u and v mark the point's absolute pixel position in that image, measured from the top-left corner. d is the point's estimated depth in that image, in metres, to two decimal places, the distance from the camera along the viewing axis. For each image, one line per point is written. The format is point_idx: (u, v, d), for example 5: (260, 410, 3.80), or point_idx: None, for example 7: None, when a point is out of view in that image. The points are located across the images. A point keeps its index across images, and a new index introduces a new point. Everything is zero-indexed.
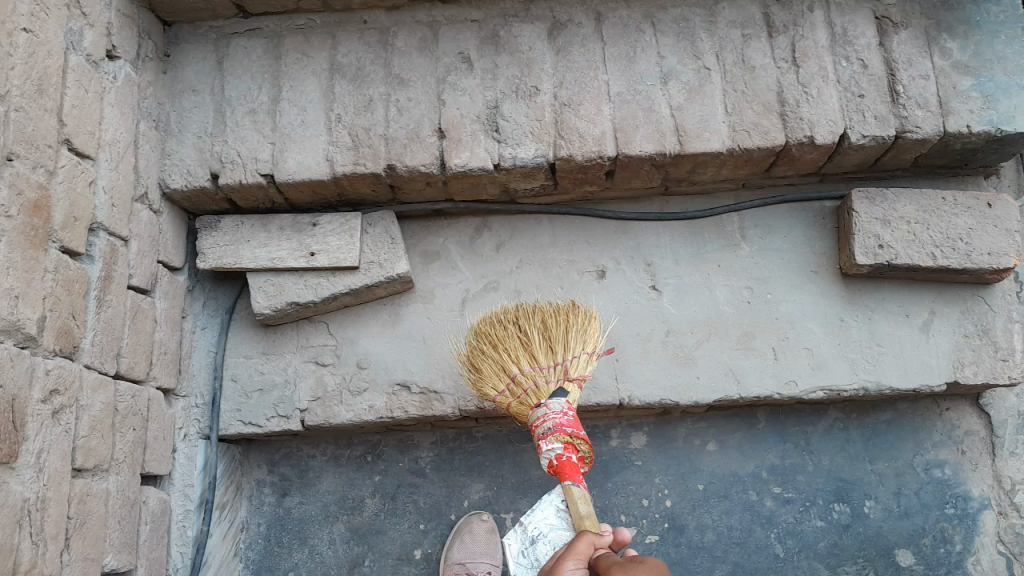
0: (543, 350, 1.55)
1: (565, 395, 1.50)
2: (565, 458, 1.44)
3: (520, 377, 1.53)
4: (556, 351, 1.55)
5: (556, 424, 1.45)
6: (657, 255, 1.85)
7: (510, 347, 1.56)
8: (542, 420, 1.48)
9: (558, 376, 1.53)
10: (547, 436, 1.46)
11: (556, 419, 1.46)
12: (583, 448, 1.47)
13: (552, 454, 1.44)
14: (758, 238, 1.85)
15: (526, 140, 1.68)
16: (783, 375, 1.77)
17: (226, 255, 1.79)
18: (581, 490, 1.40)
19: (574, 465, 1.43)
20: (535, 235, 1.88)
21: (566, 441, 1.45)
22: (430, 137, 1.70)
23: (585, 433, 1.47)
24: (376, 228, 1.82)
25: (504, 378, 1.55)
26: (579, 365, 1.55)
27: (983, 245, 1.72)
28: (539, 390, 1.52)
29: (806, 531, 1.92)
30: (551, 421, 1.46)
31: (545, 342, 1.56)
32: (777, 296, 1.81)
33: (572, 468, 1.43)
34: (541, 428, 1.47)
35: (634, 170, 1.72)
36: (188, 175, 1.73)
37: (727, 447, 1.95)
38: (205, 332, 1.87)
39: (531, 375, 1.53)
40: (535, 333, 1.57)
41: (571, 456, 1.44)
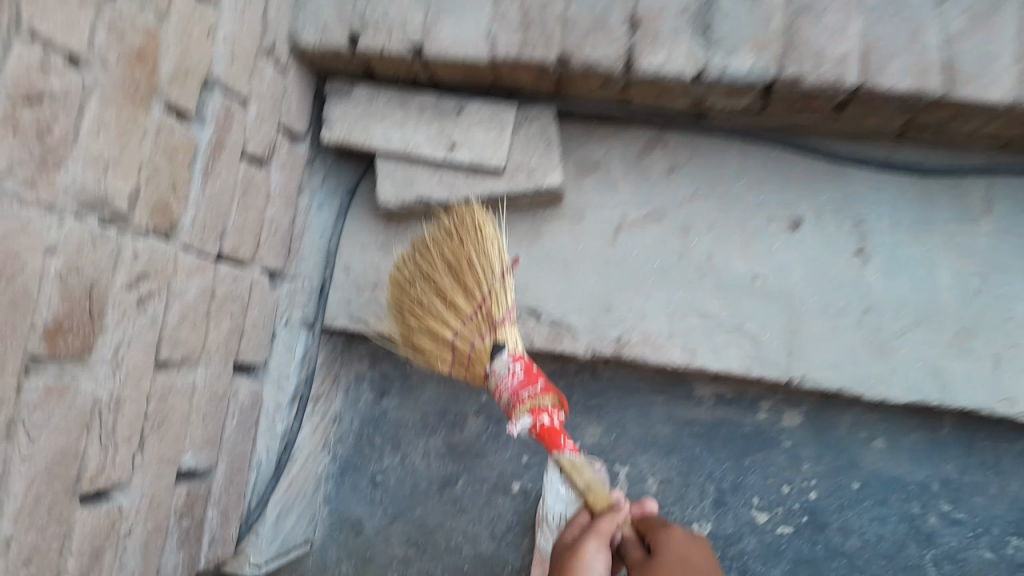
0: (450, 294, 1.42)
1: (504, 348, 1.35)
2: (540, 425, 1.29)
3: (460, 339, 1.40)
4: (462, 293, 1.41)
5: (510, 394, 1.32)
6: (872, 214, 1.50)
7: (434, 298, 1.44)
8: (500, 391, 1.34)
9: (488, 326, 1.38)
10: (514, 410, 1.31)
11: (508, 384, 1.32)
12: (548, 402, 1.31)
13: (524, 427, 1.30)
14: (1007, 213, 1.46)
15: (745, 46, 1.31)
16: (1003, 388, 1.42)
17: (357, 130, 1.56)
18: (569, 455, 1.28)
19: (555, 426, 1.29)
20: (719, 164, 1.56)
21: (530, 408, 1.30)
22: (618, 26, 1.36)
23: (541, 385, 1.32)
24: (531, 127, 1.52)
25: (446, 348, 1.43)
26: (497, 301, 1.38)
27: None
28: (486, 346, 1.37)
29: (970, 560, 1.60)
30: (505, 390, 1.33)
31: (456, 282, 1.42)
32: (1018, 292, 1.44)
33: (554, 434, 1.29)
34: (506, 403, 1.34)
35: (871, 108, 1.36)
36: (323, 32, 1.49)
37: (897, 448, 1.64)
38: (321, 212, 1.69)
39: (466, 334, 1.40)
40: (444, 281, 1.43)
41: (547, 418, 1.29)
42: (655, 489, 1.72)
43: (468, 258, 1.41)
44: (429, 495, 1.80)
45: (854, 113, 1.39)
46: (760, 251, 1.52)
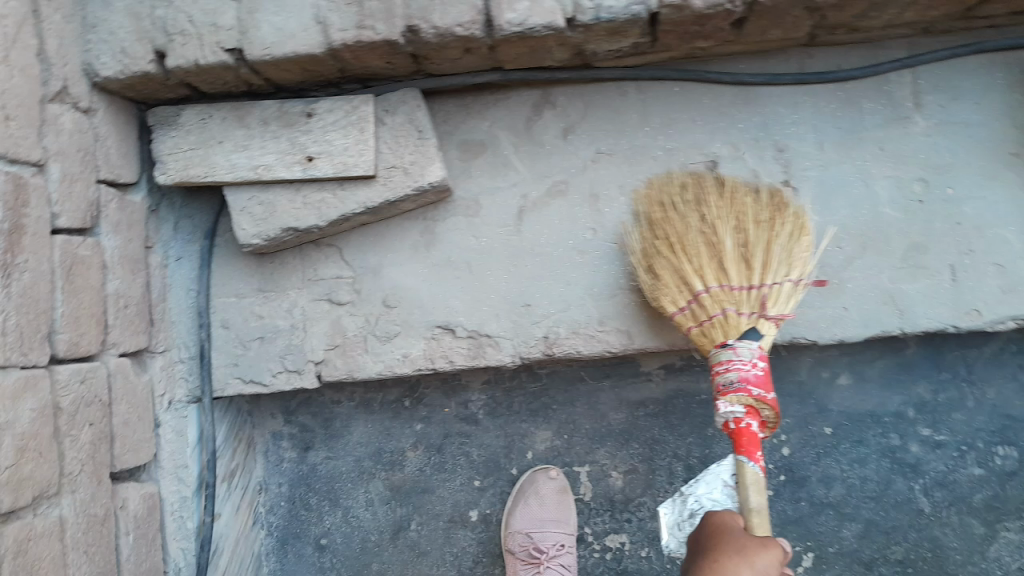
0: (649, 236, 1.31)
1: (756, 337, 1.21)
2: (743, 426, 1.17)
3: (707, 296, 1.24)
4: (751, 273, 1.24)
5: (741, 380, 1.17)
6: (794, 137, 1.32)
7: (694, 250, 1.26)
8: (723, 367, 1.20)
9: (755, 308, 1.23)
10: (726, 392, 1.18)
11: (743, 372, 1.17)
12: (769, 416, 1.19)
13: (729, 416, 1.18)
14: (938, 106, 1.30)
15: None
16: (963, 303, 1.29)
17: (194, 163, 1.30)
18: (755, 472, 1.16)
19: (754, 437, 1.17)
20: (618, 112, 1.37)
21: (749, 406, 1.17)
22: None
23: (775, 399, 1.18)
24: (396, 117, 1.30)
25: (683, 291, 1.27)
26: (780, 298, 1.25)
27: None
28: (729, 321, 1.22)
29: (960, 483, 1.52)
30: (737, 374, 1.18)
31: (740, 253, 1.25)
32: (961, 191, 1.29)
33: (752, 441, 1.17)
34: (721, 380, 1.19)
35: (773, 20, 1.17)
36: (122, 55, 1.21)
37: (866, 382, 1.52)
38: (181, 265, 1.43)
39: (719, 298, 1.24)
40: (755, 237, 1.25)
41: (753, 424, 1.18)
42: (621, 483, 1.58)
43: (773, 248, 1.24)
44: (382, 547, 1.60)
45: (752, 31, 1.20)
46: None
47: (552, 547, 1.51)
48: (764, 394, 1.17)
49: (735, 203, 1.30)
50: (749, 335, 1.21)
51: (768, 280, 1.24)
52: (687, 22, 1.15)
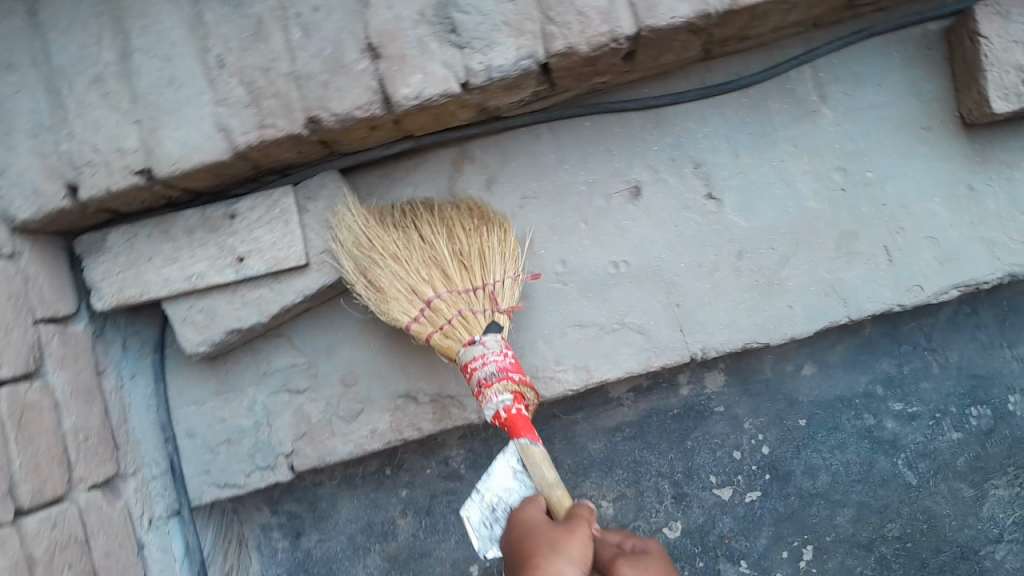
0: (453, 269, 1.23)
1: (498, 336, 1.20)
2: (514, 411, 1.14)
3: (439, 301, 1.21)
4: (471, 276, 1.24)
5: (499, 368, 1.15)
6: (710, 150, 1.35)
7: (408, 263, 1.23)
8: (478, 362, 1.16)
9: (486, 305, 1.22)
10: (490, 384, 1.14)
11: (498, 362, 1.16)
12: (530, 397, 1.18)
13: (498, 406, 1.14)
14: (843, 96, 1.32)
15: (500, 36, 1.14)
16: (903, 281, 1.33)
17: (129, 284, 1.31)
18: (540, 448, 1.13)
19: (528, 419, 1.14)
20: (535, 156, 1.38)
21: (515, 390, 1.15)
22: (357, 62, 1.15)
23: (531, 379, 1.19)
24: (318, 202, 1.30)
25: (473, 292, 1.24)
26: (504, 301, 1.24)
27: None
28: (470, 320, 1.20)
29: (941, 450, 1.53)
30: (491, 365, 1.15)
31: (457, 261, 1.25)
32: (881, 173, 1.32)
33: (521, 423, 1.13)
34: (481, 375, 1.16)
35: (662, 46, 1.19)
36: (36, 195, 1.21)
37: (830, 368, 1.54)
38: (137, 383, 1.43)
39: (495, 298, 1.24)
40: (470, 253, 1.25)
41: (521, 409, 1.15)
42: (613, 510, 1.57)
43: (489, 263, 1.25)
44: None
45: (645, 59, 1.22)
46: (609, 237, 1.37)
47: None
48: (519, 376, 1.17)
49: (480, 234, 1.28)
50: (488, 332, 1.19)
51: (488, 279, 1.24)
52: (575, 63, 1.17)
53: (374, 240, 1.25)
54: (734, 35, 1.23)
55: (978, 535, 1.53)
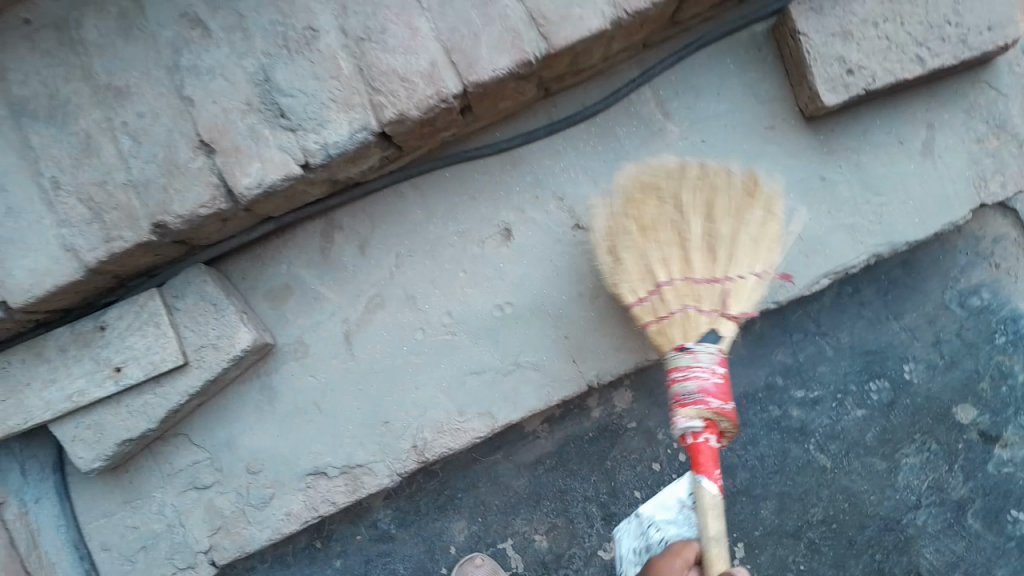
0: (692, 252, 1.35)
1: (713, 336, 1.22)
2: (701, 441, 0.97)
3: (671, 286, 1.32)
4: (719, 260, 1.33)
5: (699, 389, 0.97)
6: (569, 183, 1.39)
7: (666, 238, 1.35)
8: (680, 374, 1.00)
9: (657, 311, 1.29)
10: (685, 402, 0.97)
11: (700, 377, 0.98)
12: (729, 427, 0.98)
13: (688, 430, 0.97)
14: (685, 110, 1.37)
15: (330, 113, 1.15)
16: (775, 278, 1.36)
17: (9, 415, 1.29)
18: (713, 489, 0.99)
19: (715, 452, 0.98)
20: (404, 215, 1.39)
21: (707, 417, 0.96)
22: (194, 160, 1.16)
23: (733, 410, 0.98)
24: (187, 298, 1.29)
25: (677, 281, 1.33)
26: (740, 291, 1.31)
27: (980, 17, 1.24)
28: (690, 315, 1.26)
29: (849, 429, 1.57)
30: (692, 381, 0.98)
31: (706, 240, 1.36)
32: (735, 179, 1.36)
33: (707, 455, 0.98)
34: (678, 391, 0.99)
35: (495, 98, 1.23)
36: None
37: (728, 367, 1.57)
38: (43, 504, 1.42)
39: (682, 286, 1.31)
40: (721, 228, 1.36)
41: (710, 438, 0.98)
42: (547, 542, 1.57)
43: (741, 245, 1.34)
44: None
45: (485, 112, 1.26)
46: (491, 280, 1.39)
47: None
48: (724, 405, 0.98)
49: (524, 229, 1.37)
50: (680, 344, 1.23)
51: (734, 271, 1.31)
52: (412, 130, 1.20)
53: (642, 207, 1.35)
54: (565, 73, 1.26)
55: (897, 505, 1.58)
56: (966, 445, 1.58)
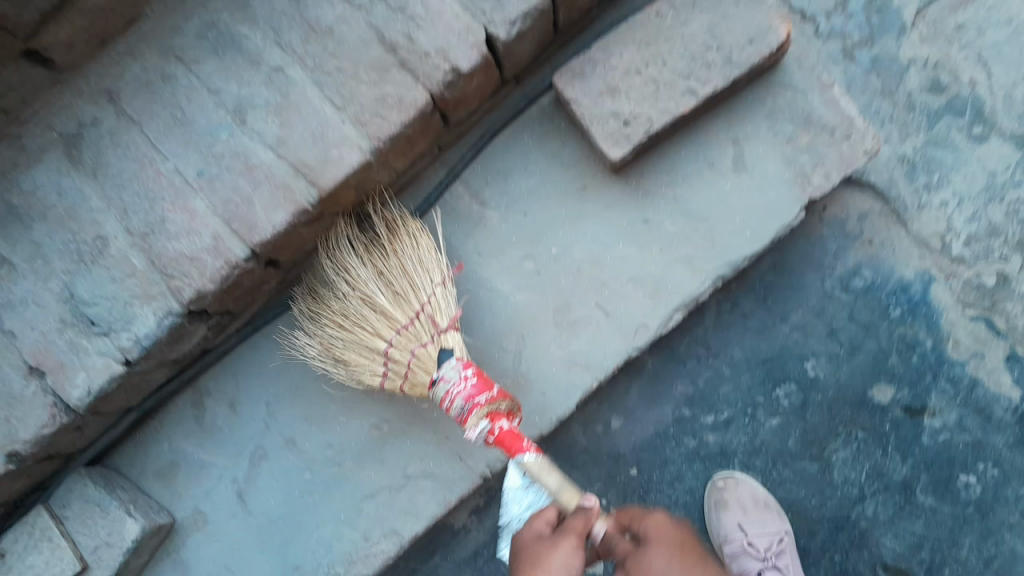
0: (388, 306, 1.28)
1: (449, 355, 1.24)
2: (499, 434, 1.19)
3: (393, 349, 1.27)
4: (407, 301, 1.28)
5: (466, 400, 1.19)
6: None
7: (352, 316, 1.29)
8: (447, 400, 1.21)
9: (430, 332, 1.26)
10: (465, 418, 1.19)
11: (462, 394, 1.19)
12: (509, 407, 1.22)
13: (482, 433, 1.19)
14: (499, 193, 1.39)
15: (135, 310, 1.19)
16: (628, 327, 1.37)
17: None
18: (536, 459, 1.17)
19: (513, 433, 1.18)
20: (264, 364, 1.42)
21: (488, 414, 1.19)
22: (27, 387, 1.21)
23: (499, 390, 1.21)
24: (73, 506, 1.34)
25: (374, 361, 1.29)
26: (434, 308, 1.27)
27: (737, 35, 1.26)
28: (432, 351, 1.25)
29: (768, 441, 1.55)
30: (457, 399, 1.20)
31: (390, 293, 1.29)
32: (563, 245, 1.38)
33: (512, 440, 1.18)
34: (455, 412, 1.21)
35: (362, 323, 1.29)
36: None
37: (632, 413, 1.56)
38: None
39: (403, 342, 1.26)
40: (394, 262, 1.30)
41: (506, 425, 1.20)
42: None
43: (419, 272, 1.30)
44: None
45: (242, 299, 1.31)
46: (358, 403, 1.41)
47: (769, 550, 1.49)
48: (489, 395, 1.20)
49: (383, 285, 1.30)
50: (442, 362, 1.24)
51: (417, 303, 1.27)
52: (386, 381, 1.31)
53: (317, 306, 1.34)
54: (398, 295, 1.29)
55: (842, 502, 1.54)
56: (894, 424, 1.53)
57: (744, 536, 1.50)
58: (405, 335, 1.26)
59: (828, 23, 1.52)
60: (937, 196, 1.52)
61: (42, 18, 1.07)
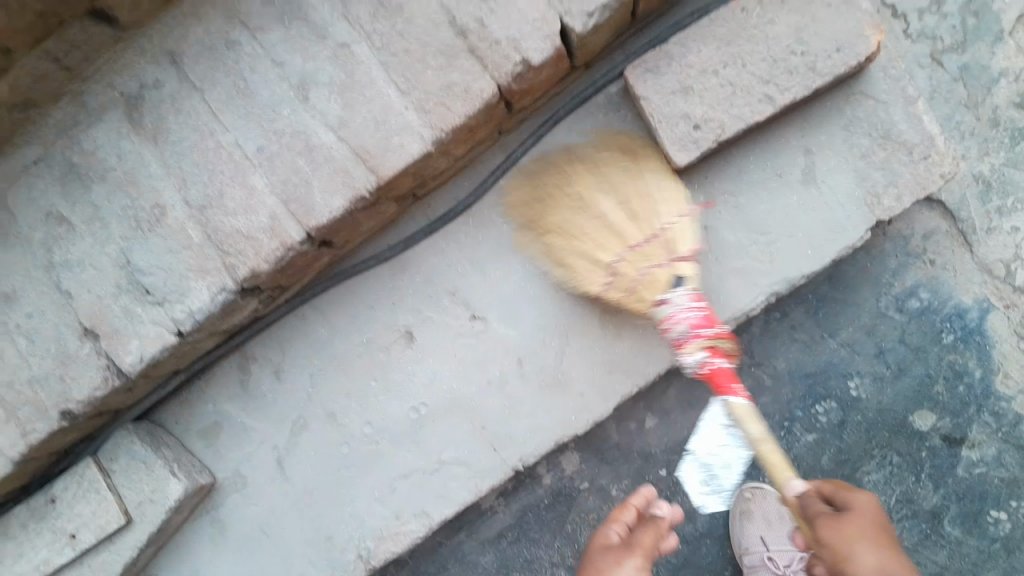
0: (623, 220, 1.26)
1: (682, 284, 1.22)
2: (714, 367, 1.16)
3: (620, 263, 1.25)
4: (643, 226, 1.26)
5: (689, 327, 1.18)
6: (458, 276, 1.40)
7: (591, 232, 1.28)
8: (670, 323, 1.21)
9: (667, 256, 1.23)
10: (684, 343, 1.19)
11: (687, 320, 1.18)
12: (729, 348, 1.19)
13: (697, 363, 1.18)
14: None
15: (190, 281, 1.20)
16: None
17: None
18: (742, 401, 1.13)
19: (730, 373, 1.15)
20: (309, 336, 1.43)
21: (708, 346, 1.17)
22: (82, 347, 1.23)
23: (726, 329, 1.20)
24: (120, 461, 1.38)
25: (598, 273, 1.29)
26: (679, 236, 1.25)
27: (825, 42, 1.20)
28: (653, 279, 1.23)
29: (803, 455, 1.53)
30: (682, 323, 1.19)
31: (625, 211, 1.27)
32: None
33: (726, 375, 1.16)
34: (674, 336, 1.20)
35: (586, 236, 1.29)
36: None
37: (670, 413, 1.55)
38: None
39: (630, 263, 1.24)
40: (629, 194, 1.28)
41: (721, 363, 1.17)
42: None
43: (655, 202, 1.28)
44: None
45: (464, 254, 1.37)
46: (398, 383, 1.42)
47: (789, 566, 1.48)
48: (713, 329, 1.19)
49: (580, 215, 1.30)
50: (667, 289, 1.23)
51: (659, 224, 1.25)
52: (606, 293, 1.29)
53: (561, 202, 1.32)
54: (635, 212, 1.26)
55: None
56: (931, 452, 1.51)
57: (766, 549, 1.48)
58: (636, 253, 1.24)
59: (920, 23, 1.44)
60: (1008, 221, 1.47)
61: None
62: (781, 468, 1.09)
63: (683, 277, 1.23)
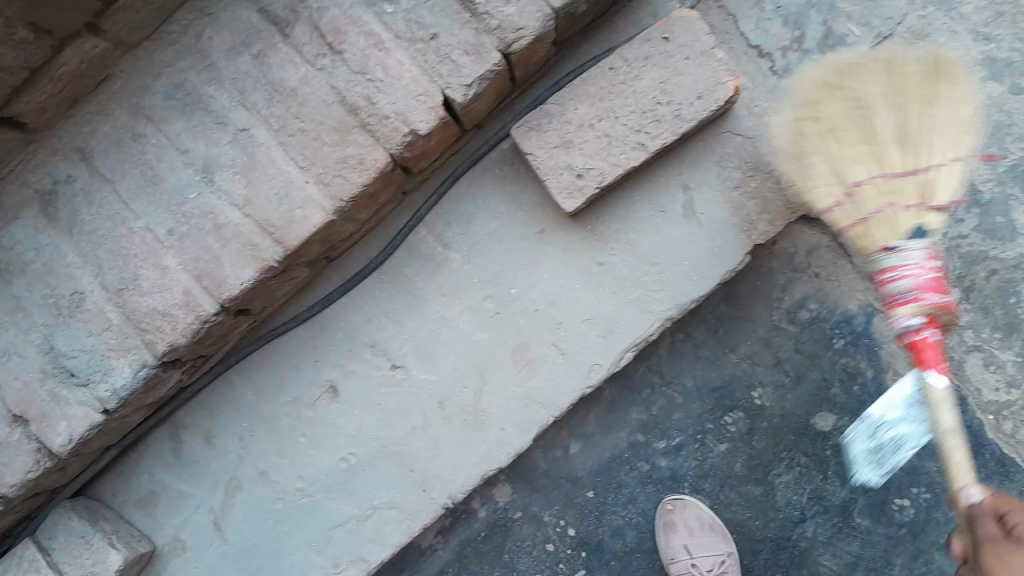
0: (883, 150, 1.25)
1: (920, 236, 1.19)
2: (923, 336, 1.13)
3: (868, 187, 1.26)
4: (911, 159, 1.24)
5: (919, 285, 1.14)
6: (375, 330, 1.47)
7: (848, 135, 1.27)
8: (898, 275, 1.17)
9: (920, 199, 1.23)
10: (903, 302, 1.14)
11: (916, 281, 1.14)
12: (947, 320, 1.14)
13: (912, 327, 1.14)
14: (460, 237, 1.44)
15: (113, 360, 1.25)
16: (583, 365, 1.44)
17: None
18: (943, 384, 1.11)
19: (937, 348, 1.13)
20: (238, 399, 1.49)
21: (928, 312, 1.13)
22: (9, 433, 1.27)
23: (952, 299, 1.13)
24: (57, 538, 1.41)
25: (848, 175, 1.29)
26: (941, 178, 1.23)
27: (687, 91, 1.31)
28: (892, 215, 1.22)
29: (717, 464, 1.63)
30: (909, 281, 1.15)
31: (899, 138, 1.25)
32: (521, 287, 1.44)
33: (927, 347, 1.13)
34: (899, 290, 1.16)
35: (841, 131, 1.28)
36: None
37: (591, 437, 1.65)
38: None
39: (873, 201, 1.25)
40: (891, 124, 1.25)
41: (933, 334, 1.13)
42: None
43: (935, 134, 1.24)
44: None
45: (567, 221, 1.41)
46: (326, 436, 1.49)
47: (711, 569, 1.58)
48: (937, 300, 1.13)
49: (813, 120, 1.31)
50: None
51: (929, 161, 1.23)
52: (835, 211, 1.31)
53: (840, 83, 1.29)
54: (901, 144, 1.25)
55: (783, 522, 1.62)
56: (834, 450, 1.61)
57: (689, 557, 1.58)
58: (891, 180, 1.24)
59: None
60: None
61: (13, 91, 1.11)
62: (960, 468, 1.06)
63: (928, 229, 1.20)
